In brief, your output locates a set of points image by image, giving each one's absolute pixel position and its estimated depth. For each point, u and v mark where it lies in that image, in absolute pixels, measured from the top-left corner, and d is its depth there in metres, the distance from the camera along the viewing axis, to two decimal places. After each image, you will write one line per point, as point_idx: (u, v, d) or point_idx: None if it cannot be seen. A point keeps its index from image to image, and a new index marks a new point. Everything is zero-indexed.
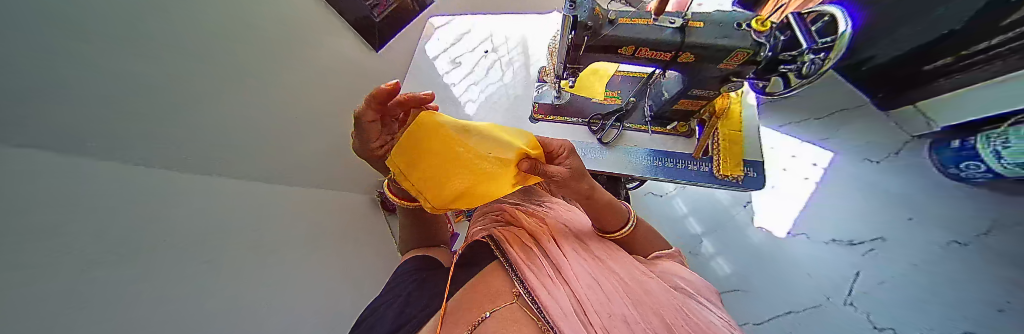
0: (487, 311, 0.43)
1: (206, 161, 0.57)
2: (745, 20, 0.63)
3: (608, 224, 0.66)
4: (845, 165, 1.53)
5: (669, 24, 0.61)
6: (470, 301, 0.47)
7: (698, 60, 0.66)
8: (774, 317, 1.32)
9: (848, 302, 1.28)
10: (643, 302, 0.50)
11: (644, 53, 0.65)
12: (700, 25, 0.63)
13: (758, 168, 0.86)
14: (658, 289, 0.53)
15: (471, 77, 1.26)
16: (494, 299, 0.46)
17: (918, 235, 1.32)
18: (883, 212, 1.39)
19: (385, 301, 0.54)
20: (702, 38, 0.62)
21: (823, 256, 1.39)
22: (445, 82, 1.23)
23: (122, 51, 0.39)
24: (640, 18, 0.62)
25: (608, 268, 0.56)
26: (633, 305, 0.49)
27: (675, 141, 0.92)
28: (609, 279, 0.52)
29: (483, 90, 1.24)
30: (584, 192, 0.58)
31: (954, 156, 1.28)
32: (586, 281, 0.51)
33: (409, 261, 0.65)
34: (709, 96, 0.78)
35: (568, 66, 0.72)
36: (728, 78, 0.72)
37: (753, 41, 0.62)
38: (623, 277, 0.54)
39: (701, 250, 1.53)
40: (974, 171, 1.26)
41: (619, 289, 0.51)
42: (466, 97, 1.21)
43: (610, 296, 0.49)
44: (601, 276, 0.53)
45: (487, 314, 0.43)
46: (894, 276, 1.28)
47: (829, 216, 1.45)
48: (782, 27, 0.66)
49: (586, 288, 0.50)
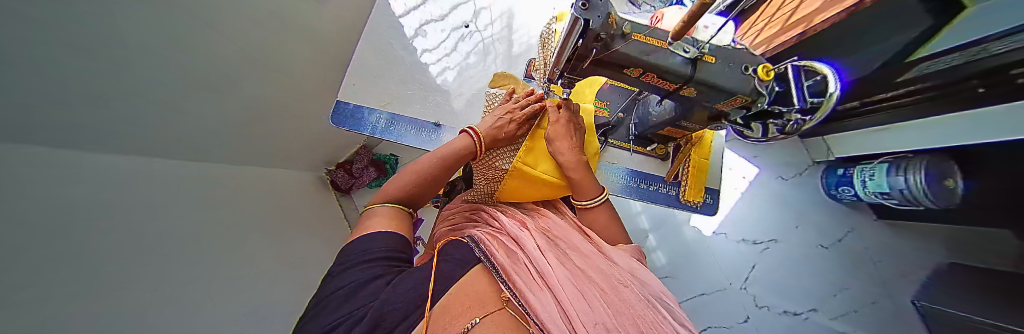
0: (476, 317, 0.30)
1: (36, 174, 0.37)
2: (752, 64, 0.56)
3: (585, 193, 0.72)
4: (765, 179, 1.78)
5: (682, 53, 0.53)
6: (453, 311, 0.32)
7: (697, 97, 0.62)
8: (689, 299, 1.58)
9: (742, 287, 1.59)
10: (627, 313, 0.42)
11: (649, 78, 0.59)
12: (710, 60, 0.55)
13: (716, 195, 0.96)
14: (637, 300, 0.46)
15: (445, 49, 1.08)
16: (479, 304, 0.33)
17: (803, 239, 1.61)
18: (786, 220, 1.68)
19: (334, 290, 0.38)
20: (711, 75, 0.56)
21: (734, 251, 1.67)
22: (414, 48, 1.03)
23: None
24: (655, 37, 0.54)
25: (590, 275, 0.49)
26: (618, 313, 0.41)
27: (652, 162, 0.99)
28: (593, 288, 0.45)
29: (460, 65, 1.08)
30: (569, 150, 0.74)
31: (836, 180, 1.52)
32: (571, 287, 0.43)
33: (382, 240, 0.48)
34: (691, 128, 0.79)
35: (565, 74, 0.66)
36: (717, 117, 0.70)
37: (753, 89, 0.57)
38: (604, 285, 0.47)
39: (645, 243, 1.72)
40: (846, 193, 1.49)
41: (603, 297, 0.44)
42: (438, 69, 1.04)
43: (594, 304, 0.41)
44: (585, 283, 0.46)
45: (478, 320, 0.30)
46: (778, 268, 1.58)
47: (747, 219, 1.71)
48: (780, 77, 0.59)
49: (572, 296, 0.41)
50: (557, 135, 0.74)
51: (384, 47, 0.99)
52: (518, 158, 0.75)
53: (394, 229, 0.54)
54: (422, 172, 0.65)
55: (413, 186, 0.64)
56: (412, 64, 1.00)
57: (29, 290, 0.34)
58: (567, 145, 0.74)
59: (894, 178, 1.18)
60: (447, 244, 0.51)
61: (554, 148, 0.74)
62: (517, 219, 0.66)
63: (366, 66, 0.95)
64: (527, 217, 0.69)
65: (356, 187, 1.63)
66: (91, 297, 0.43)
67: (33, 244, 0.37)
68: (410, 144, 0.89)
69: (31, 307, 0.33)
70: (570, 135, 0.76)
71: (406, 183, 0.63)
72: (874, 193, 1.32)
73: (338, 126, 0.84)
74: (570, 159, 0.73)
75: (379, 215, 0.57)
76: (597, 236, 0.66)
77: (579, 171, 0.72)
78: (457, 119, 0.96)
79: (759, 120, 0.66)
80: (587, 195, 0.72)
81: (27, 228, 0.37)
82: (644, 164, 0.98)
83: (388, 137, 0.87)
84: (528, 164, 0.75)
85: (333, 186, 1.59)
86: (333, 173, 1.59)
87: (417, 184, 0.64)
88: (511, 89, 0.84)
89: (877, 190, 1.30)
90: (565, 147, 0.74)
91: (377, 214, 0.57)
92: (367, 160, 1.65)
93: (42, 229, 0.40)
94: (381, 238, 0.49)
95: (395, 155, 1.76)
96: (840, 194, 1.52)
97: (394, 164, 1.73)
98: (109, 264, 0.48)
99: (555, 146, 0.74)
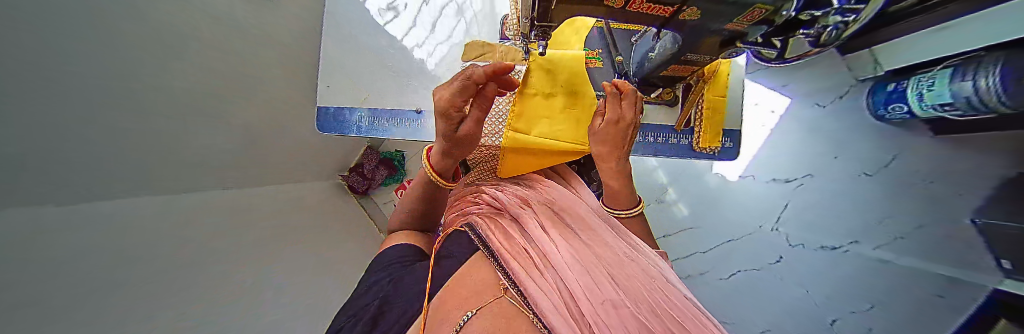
0: (469, 311, 0.29)
1: (108, 223, 0.42)
2: None
3: (615, 204, 0.70)
4: (797, 110, 1.59)
5: None
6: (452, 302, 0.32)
7: (705, 21, 0.47)
8: (719, 245, 1.61)
9: (773, 228, 1.55)
10: (634, 286, 0.41)
11: (638, 5, 0.43)
12: None
13: (735, 137, 0.87)
14: (642, 272, 0.45)
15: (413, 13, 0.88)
16: (471, 297, 0.32)
17: (838, 170, 1.46)
18: (822, 152, 1.52)
19: (367, 288, 0.44)
20: None
21: (761, 193, 1.60)
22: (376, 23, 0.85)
23: (23, 110, 0.30)
24: None
25: (591, 250, 0.47)
26: (624, 290, 0.39)
27: (657, 111, 0.87)
28: (596, 262, 0.44)
29: (434, 30, 0.88)
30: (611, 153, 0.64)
31: (885, 98, 1.30)
32: (574, 265, 0.41)
33: (397, 251, 0.54)
34: (700, 62, 0.66)
35: (536, 24, 0.54)
36: (731, 42, 0.56)
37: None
38: (608, 258, 0.47)
39: (666, 197, 1.69)
40: (897, 112, 1.28)
41: (605, 272, 0.42)
42: (412, 43, 0.86)
43: (602, 283, 0.39)
44: (588, 259, 0.44)
45: (469, 314, 0.28)
46: (811, 201, 1.49)
47: (778, 156, 1.59)
48: None
49: (575, 274, 0.39)
50: (604, 138, 0.63)
51: (351, 43, 0.84)
52: (508, 126, 0.77)
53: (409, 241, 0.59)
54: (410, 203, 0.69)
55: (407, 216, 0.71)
56: (382, 46, 0.85)
57: (110, 241, 0.41)
58: (611, 152, 0.64)
59: (961, 83, 0.97)
60: (449, 234, 0.50)
61: (596, 153, 0.67)
62: (519, 197, 0.63)
63: (335, 60, 0.83)
64: (524, 190, 0.67)
65: (372, 187, 1.57)
66: (141, 254, 0.45)
67: (148, 277, 0.45)
68: (396, 138, 0.82)
69: (122, 264, 0.41)
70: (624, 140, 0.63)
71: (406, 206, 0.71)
72: (931, 106, 1.12)
73: (325, 133, 0.82)
74: (611, 166, 0.65)
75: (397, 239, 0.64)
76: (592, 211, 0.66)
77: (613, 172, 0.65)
78: None
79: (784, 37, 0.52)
80: (616, 208, 0.70)
81: (139, 267, 0.44)
82: (647, 113, 0.87)
83: (374, 135, 0.82)
84: (520, 131, 0.77)
85: (349, 190, 1.53)
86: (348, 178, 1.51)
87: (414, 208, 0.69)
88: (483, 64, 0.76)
89: (935, 102, 1.09)
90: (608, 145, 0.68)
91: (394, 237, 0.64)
92: (377, 159, 1.56)
93: (108, 224, 0.43)
94: (399, 248, 0.54)
95: (400, 151, 1.66)
96: (890, 113, 1.31)
97: (401, 160, 1.65)
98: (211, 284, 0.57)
99: (600, 151, 0.66)
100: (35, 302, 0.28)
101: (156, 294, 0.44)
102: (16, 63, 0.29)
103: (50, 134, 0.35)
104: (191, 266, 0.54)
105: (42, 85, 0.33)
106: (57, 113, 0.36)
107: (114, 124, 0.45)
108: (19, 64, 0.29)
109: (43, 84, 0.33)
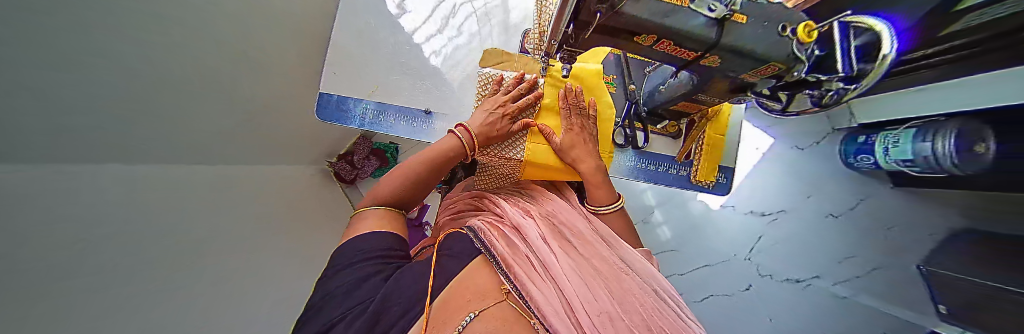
0: (472, 312, 0.28)
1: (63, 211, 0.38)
2: (792, 22, 0.41)
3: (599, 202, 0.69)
4: (780, 150, 1.70)
5: (706, 12, 0.39)
6: (455, 304, 0.31)
7: (721, 67, 0.50)
8: (695, 268, 1.66)
9: (746, 258, 1.61)
10: (629, 302, 0.42)
11: (664, 47, 0.46)
12: (742, 20, 0.40)
13: (729, 174, 0.91)
14: (638, 287, 0.47)
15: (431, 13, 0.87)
16: (474, 300, 0.31)
17: (811, 210, 1.56)
18: (800, 191, 1.61)
19: (336, 286, 0.39)
20: (744, 40, 0.42)
21: (737, 222, 1.67)
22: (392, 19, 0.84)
23: None
24: None
25: (590, 264, 0.48)
26: (619, 304, 0.41)
27: (661, 141, 0.91)
28: (593, 276, 0.45)
29: (450, 33, 0.88)
30: (582, 155, 0.72)
31: (857, 147, 1.38)
32: (573, 277, 0.42)
33: (377, 241, 0.46)
34: (707, 101, 0.69)
35: (563, 47, 0.54)
36: (741, 89, 0.59)
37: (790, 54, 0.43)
38: (606, 273, 0.47)
39: (651, 219, 1.74)
40: (865, 162, 1.37)
41: (602, 285, 0.43)
42: (427, 43, 0.85)
43: (599, 296, 0.39)
44: (587, 273, 0.45)
45: (472, 316, 0.27)
46: (783, 236, 1.58)
47: (757, 190, 1.68)
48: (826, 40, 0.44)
49: (575, 285, 0.40)
50: (573, 141, 0.72)
51: (364, 37, 0.82)
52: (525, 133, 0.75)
53: (388, 228, 0.52)
54: (404, 181, 0.60)
55: (402, 189, 0.59)
56: (397, 43, 0.83)
57: (70, 219, 0.39)
58: (586, 152, 0.72)
59: (921, 143, 1.06)
60: (447, 237, 0.48)
61: (573, 159, 0.73)
62: (522, 207, 0.63)
63: (345, 50, 0.80)
64: (526, 201, 0.67)
65: (360, 177, 1.46)
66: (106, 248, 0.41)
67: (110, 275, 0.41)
68: (401, 135, 0.80)
69: (128, 247, 0.46)
70: (587, 143, 0.75)
71: (393, 186, 0.59)
72: (895, 161, 1.21)
73: (327, 122, 0.79)
74: (590, 165, 0.71)
75: (370, 217, 0.53)
76: (597, 218, 0.65)
77: (591, 170, 0.71)
78: (452, 105, 0.83)
79: (788, 93, 0.55)
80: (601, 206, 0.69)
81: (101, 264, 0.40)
82: (653, 142, 0.90)
83: (379, 130, 0.80)
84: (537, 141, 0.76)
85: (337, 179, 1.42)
86: (335, 165, 1.40)
87: (405, 187, 0.60)
88: (500, 74, 0.76)
89: (899, 157, 1.18)
90: (579, 139, 0.73)
91: (368, 218, 0.53)
92: (368, 150, 1.47)
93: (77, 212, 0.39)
94: (371, 239, 0.47)
95: (395, 143, 1.57)
96: (858, 162, 1.40)
97: (395, 153, 1.56)
98: (187, 279, 0.53)
99: (576, 153, 0.72)
100: (47, 283, 0.32)
101: (124, 280, 0.43)
102: (46, 74, 0.36)
103: (33, 117, 0.36)
104: (191, 255, 0.57)
105: (77, 94, 0.42)
106: (44, 98, 0.37)
107: (81, 101, 0.42)
108: (50, 75, 0.36)
109: (76, 93, 0.41)
